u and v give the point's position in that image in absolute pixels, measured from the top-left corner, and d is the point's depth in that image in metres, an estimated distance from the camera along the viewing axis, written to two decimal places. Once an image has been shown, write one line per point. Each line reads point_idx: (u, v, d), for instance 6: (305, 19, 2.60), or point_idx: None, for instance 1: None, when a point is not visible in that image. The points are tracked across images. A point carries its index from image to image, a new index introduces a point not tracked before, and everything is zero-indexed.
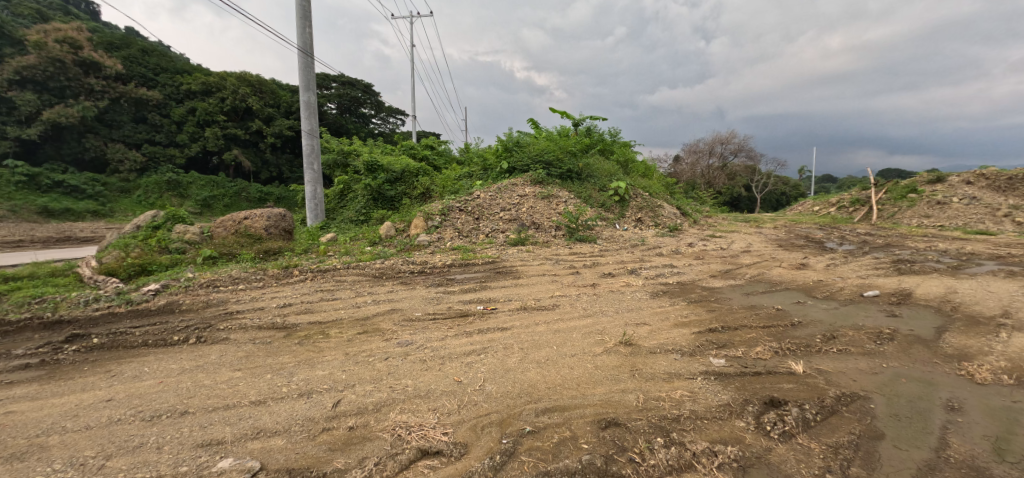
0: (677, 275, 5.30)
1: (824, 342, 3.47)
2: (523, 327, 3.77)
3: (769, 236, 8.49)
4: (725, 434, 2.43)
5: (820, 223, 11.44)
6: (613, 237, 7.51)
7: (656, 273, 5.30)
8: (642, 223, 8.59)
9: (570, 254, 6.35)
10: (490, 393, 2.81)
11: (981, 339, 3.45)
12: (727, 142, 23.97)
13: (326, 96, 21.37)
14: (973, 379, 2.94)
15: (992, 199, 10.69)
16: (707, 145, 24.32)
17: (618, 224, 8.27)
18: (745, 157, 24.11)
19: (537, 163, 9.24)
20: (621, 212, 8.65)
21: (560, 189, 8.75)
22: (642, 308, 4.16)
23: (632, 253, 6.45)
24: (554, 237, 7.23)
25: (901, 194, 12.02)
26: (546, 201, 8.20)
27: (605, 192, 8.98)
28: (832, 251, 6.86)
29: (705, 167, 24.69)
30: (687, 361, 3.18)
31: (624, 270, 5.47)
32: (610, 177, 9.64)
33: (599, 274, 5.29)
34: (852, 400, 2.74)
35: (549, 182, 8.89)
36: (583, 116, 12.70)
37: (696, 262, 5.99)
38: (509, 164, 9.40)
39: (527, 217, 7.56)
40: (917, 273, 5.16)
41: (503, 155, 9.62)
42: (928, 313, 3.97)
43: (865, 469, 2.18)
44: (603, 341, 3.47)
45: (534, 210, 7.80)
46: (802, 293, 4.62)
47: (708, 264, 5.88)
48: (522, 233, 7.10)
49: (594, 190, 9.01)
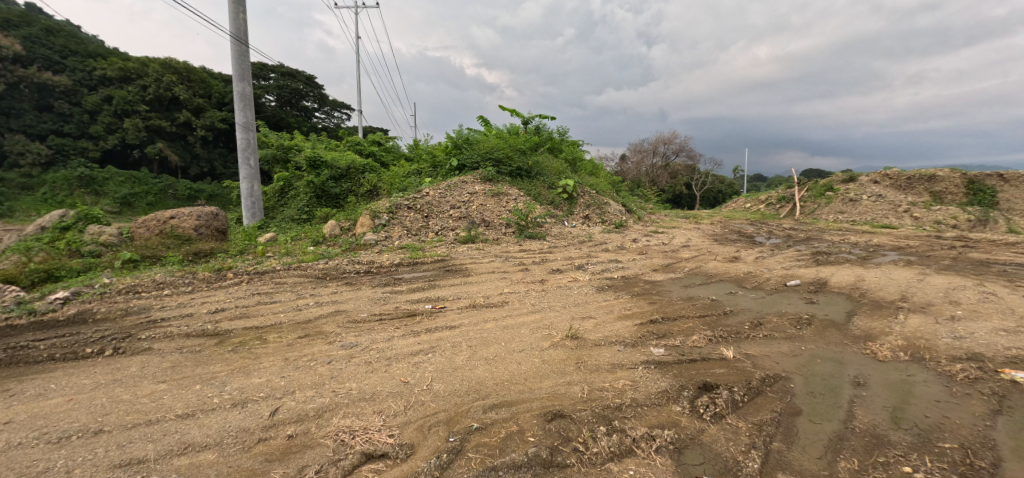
0: (622, 269, 5.49)
1: (752, 328, 3.73)
2: (472, 324, 3.73)
3: (707, 231, 9.05)
4: (663, 419, 2.57)
5: (751, 219, 12.36)
6: (562, 234, 7.66)
7: (601, 268, 5.47)
8: (588, 220, 8.82)
9: (518, 251, 6.41)
10: (438, 392, 2.78)
11: (883, 321, 3.88)
12: (669, 142, 25.26)
13: (263, 89, 20.12)
14: (875, 356, 3.30)
15: (894, 196, 11.97)
16: (651, 145, 25.57)
17: (566, 221, 8.44)
18: (685, 156, 25.57)
19: (486, 161, 9.20)
20: (569, 209, 8.86)
21: (510, 187, 8.81)
22: (588, 302, 4.27)
23: (579, 249, 6.61)
24: (504, 234, 7.27)
25: (820, 192, 13.20)
26: (496, 198, 8.22)
27: (553, 190, 9.14)
28: (761, 244, 7.40)
29: (650, 166, 25.88)
30: (629, 351, 3.30)
31: (571, 266, 5.59)
32: (559, 175, 9.80)
33: (549, 270, 5.39)
34: (775, 380, 2.99)
35: (499, 179, 8.92)
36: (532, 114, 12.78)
37: (639, 256, 6.28)
38: (458, 161, 9.30)
39: (477, 215, 7.54)
40: (832, 263, 5.72)
41: (452, 152, 9.58)
42: (840, 299, 4.40)
43: (785, 444, 2.41)
44: (550, 335, 3.52)
45: (483, 208, 7.78)
46: (734, 284, 4.96)
47: (651, 258, 6.15)
48: (471, 230, 7.07)
49: (543, 188, 9.11)
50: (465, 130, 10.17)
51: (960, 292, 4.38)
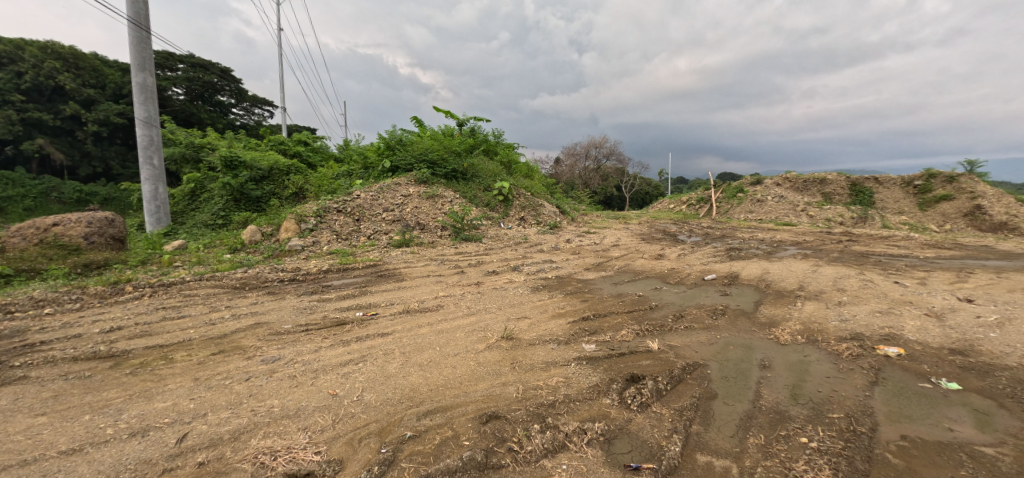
0: (556, 269, 5.65)
1: (674, 320, 4.01)
2: (405, 330, 3.64)
3: (635, 231, 9.59)
4: (594, 412, 2.68)
5: (675, 219, 13.28)
6: (498, 236, 7.72)
7: (536, 269, 5.59)
8: (524, 221, 9.00)
9: (454, 254, 6.36)
10: (369, 402, 2.68)
11: (784, 308, 4.35)
12: (600, 146, 26.55)
13: (169, 78, 17.91)
14: (778, 340, 3.69)
15: (793, 197, 13.47)
16: (583, 149, 26.79)
17: (503, 223, 8.52)
18: (615, 160, 26.97)
19: (421, 162, 9.05)
20: (505, 211, 8.97)
21: (445, 189, 8.73)
22: (523, 302, 4.34)
23: (515, 251, 6.70)
24: (440, 237, 7.19)
25: (732, 193, 14.52)
26: (431, 200, 8.10)
27: (489, 192, 9.20)
28: (682, 242, 7.98)
29: (583, 168, 27.06)
30: (563, 349, 3.40)
31: (507, 267, 5.65)
32: (495, 178, 9.89)
33: (484, 272, 5.40)
34: (694, 368, 3.23)
35: (434, 182, 8.80)
36: (467, 116, 12.76)
37: (573, 256, 6.50)
38: (391, 163, 9.05)
39: (412, 217, 7.39)
40: (743, 258, 6.32)
41: (385, 153, 9.32)
42: (749, 290, 4.87)
43: (703, 426, 2.62)
44: (485, 337, 3.53)
45: (418, 210, 7.65)
46: (659, 280, 5.30)
47: (584, 258, 6.40)
48: (406, 233, 6.91)
49: (479, 190, 9.14)
50: (398, 130, 9.92)
51: (845, 279, 5.03)
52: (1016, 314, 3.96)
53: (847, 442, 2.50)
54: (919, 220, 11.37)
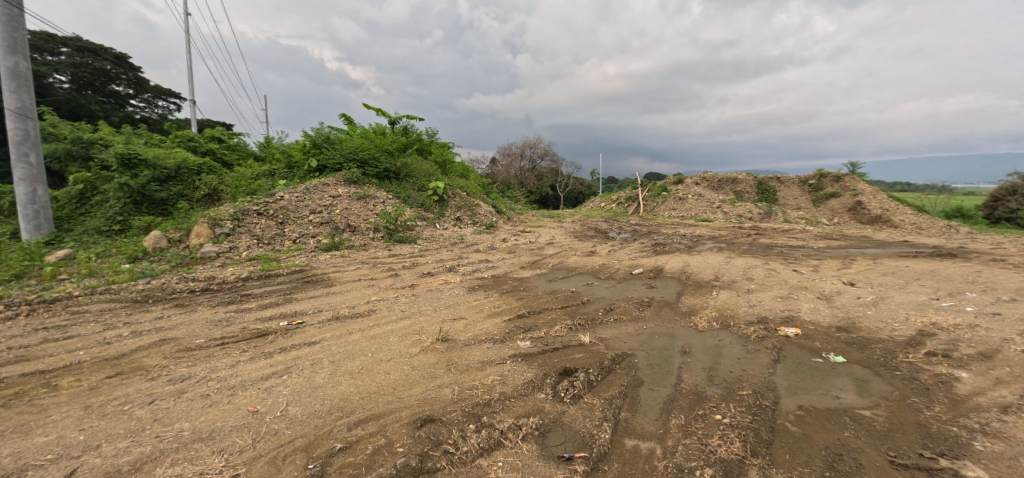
0: (492, 269, 5.71)
1: (605, 314, 4.22)
2: (335, 338, 3.48)
3: (569, 229, 9.94)
4: (529, 408, 2.75)
5: (605, 216, 13.93)
6: (434, 237, 7.63)
7: (472, 269, 5.61)
8: (460, 221, 8.99)
9: (386, 256, 6.19)
10: (294, 416, 2.54)
11: (702, 297, 4.75)
12: (535, 146, 27.07)
13: (49, 64, 15.41)
14: (697, 327, 4.02)
15: (710, 195, 14.68)
16: (518, 149, 27.12)
17: (438, 224, 8.44)
18: (550, 160, 27.64)
19: (350, 162, 8.70)
20: (441, 211, 8.88)
21: (377, 189, 8.46)
22: (459, 303, 4.34)
23: (451, 251, 6.67)
24: (372, 239, 6.96)
25: (657, 192, 15.52)
26: (362, 201, 7.82)
27: (424, 192, 9.06)
28: (612, 239, 8.40)
29: (518, 168, 27.44)
30: (498, 347, 3.44)
31: (443, 268, 5.61)
32: (429, 178, 9.75)
33: (419, 274, 5.32)
34: (623, 358, 3.42)
35: (365, 182, 8.49)
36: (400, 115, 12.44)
37: (509, 255, 6.60)
38: (318, 162, 8.60)
39: (342, 219, 7.08)
40: (667, 252, 6.79)
41: (311, 151, 8.82)
42: (672, 283, 5.25)
43: (631, 412, 2.78)
44: (420, 340, 3.48)
45: (348, 212, 7.34)
46: (591, 276, 5.54)
47: (519, 256, 6.52)
48: (335, 236, 6.61)
49: (413, 190, 8.96)
50: (326, 127, 9.43)
51: (753, 269, 5.60)
52: (886, 293, 4.66)
53: (754, 416, 2.78)
54: (812, 215, 12.92)
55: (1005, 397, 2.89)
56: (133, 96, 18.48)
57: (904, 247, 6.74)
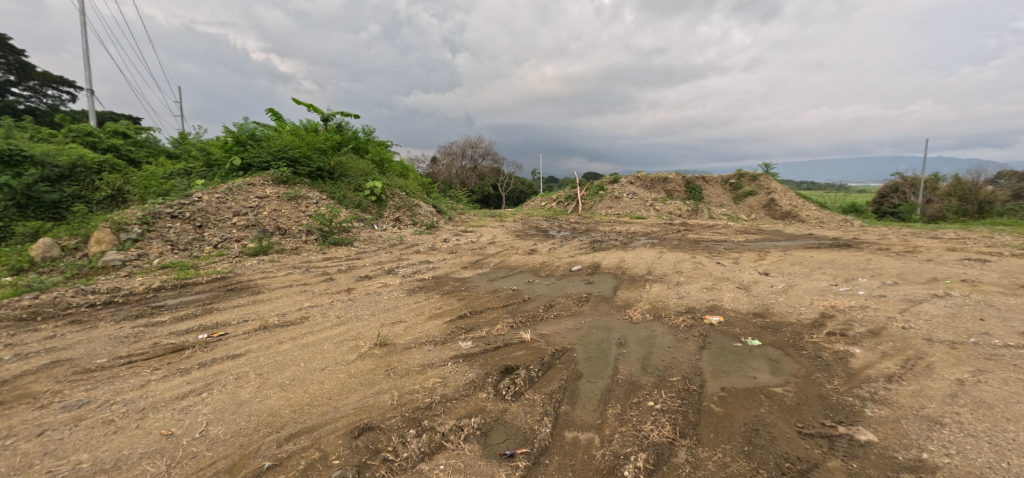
0: (432, 270, 5.64)
1: (545, 310, 4.33)
2: (262, 349, 3.27)
3: (510, 228, 10.05)
4: (471, 408, 2.75)
5: (546, 215, 14.24)
6: (372, 239, 7.40)
7: (412, 270, 5.52)
8: (399, 222, 8.80)
9: (320, 260, 5.91)
10: (216, 437, 2.36)
11: (636, 290, 5.01)
12: (476, 146, 26.98)
13: None
14: (631, 319, 4.23)
15: (644, 193, 15.50)
16: (459, 148, 26.85)
17: (377, 224, 8.16)
18: (491, 160, 27.67)
19: (279, 160, 8.21)
20: (379, 212, 8.63)
21: (309, 189, 8.05)
22: (398, 306, 4.25)
23: (390, 253, 6.50)
24: (304, 242, 6.62)
25: (595, 191, 16.12)
26: (293, 202, 7.40)
27: (360, 192, 8.75)
28: (552, 237, 8.60)
29: (460, 168, 27.15)
30: (439, 349, 3.41)
31: (381, 271, 5.46)
32: (366, 177, 9.43)
33: (356, 277, 5.14)
34: (563, 353, 3.53)
35: (296, 182, 8.04)
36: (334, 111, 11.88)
37: (450, 255, 6.56)
38: (242, 160, 8.02)
39: (270, 222, 6.66)
40: (604, 249, 7.08)
41: (234, 149, 8.20)
42: (609, 278, 5.49)
43: (570, 405, 2.88)
44: (357, 347, 3.36)
45: (277, 213, 6.92)
46: (532, 273, 5.65)
47: (461, 256, 6.50)
48: (262, 240, 6.21)
49: (348, 190, 8.63)
50: (251, 122, 8.72)
51: (682, 263, 5.99)
52: (795, 281, 5.19)
53: (683, 400, 2.99)
54: (733, 211, 14.05)
55: (890, 368, 3.32)
56: (13, 83, 15.86)
57: (807, 239, 7.55)
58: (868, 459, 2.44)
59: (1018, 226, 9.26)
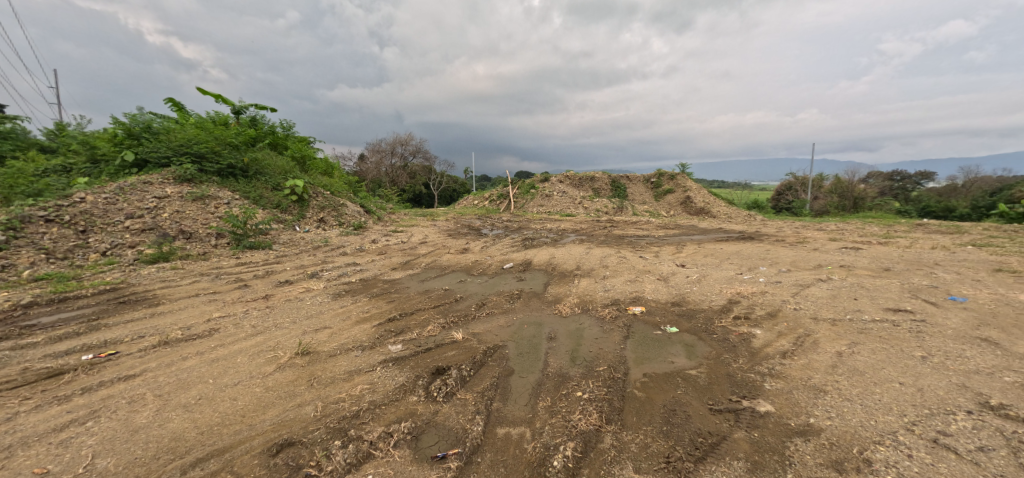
0: (360, 272, 5.45)
1: (477, 309, 4.37)
2: (163, 368, 2.97)
3: (442, 227, 9.96)
4: (401, 413, 2.71)
5: (478, 214, 14.29)
6: (293, 241, 6.98)
7: (338, 274, 5.29)
8: (324, 223, 8.38)
9: (233, 265, 5.46)
10: (106, 470, 2.13)
11: (566, 285, 5.22)
12: (406, 143, 26.29)
13: None
14: (561, 314, 4.41)
15: (573, 192, 16.10)
16: (389, 146, 25.97)
17: (297, 226, 7.74)
18: (422, 158, 27.11)
19: (181, 156, 7.44)
20: (301, 212, 8.16)
21: (219, 188, 7.38)
22: (322, 312, 4.06)
23: (313, 256, 6.17)
24: (214, 247, 6.08)
25: (526, 190, 16.45)
26: (199, 202, 6.76)
27: (279, 191, 8.20)
28: (485, 236, 8.66)
29: (389, 166, 26.22)
30: (367, 355, 3.32)
31: (303, 275, 5.17)
32: (285, 175, 8.84)
33: (274, 283, 4.82)
34: (495, 350, 3.59)
35: (203, 180, 7.33)
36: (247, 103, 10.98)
37: (379, 257, 6.37)
38: (136, 155, 7.16)
39: (171, 225, 6.02)
40: (535, 246, 7.28)
41: (126, 143, 7.31)
42: (540, 274, 5.66)
43: (502, 401, 2.94)
44: (275, 357, 3.17)
45: (181, 216, 6.29)
46: (464, 273, 5.67)
47: (391, 257, 6.35)
48: (163, 245, 5.60)
49: (265, 189, 8.03)
50: (145, 113, 7.93)
51: (608, 257, 6.34)
52: (707, 271, 5.70)
53: (609, 388, 3.17)
54: (655, 208, 15.05)
55: (784, 345, 3.77)
56: None
57: (717, 233, 8.32)
58: (767, 427, 2.73)
59: (880, 219, 10.79)
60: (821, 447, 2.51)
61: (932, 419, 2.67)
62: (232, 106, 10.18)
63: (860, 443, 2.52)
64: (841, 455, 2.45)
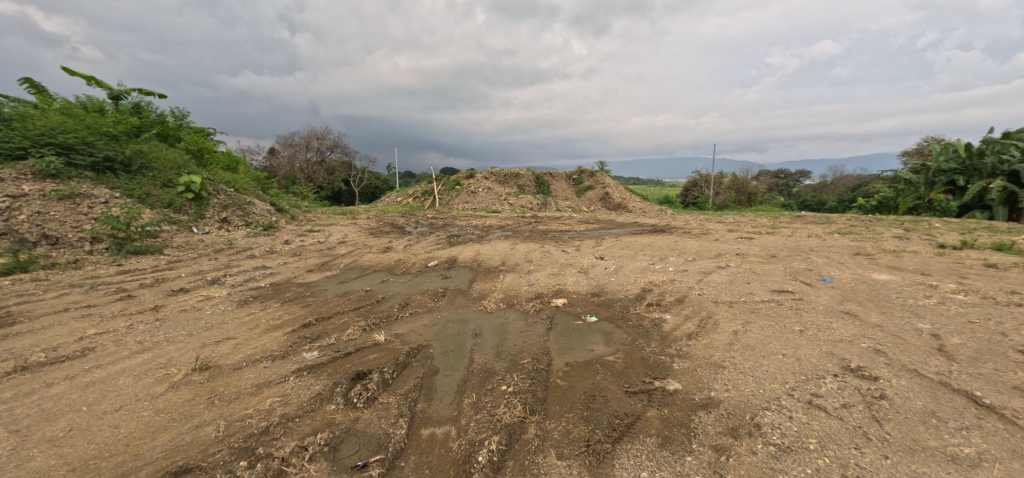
0: (270, 276, 5.10)
1: (400, 309, 4.31)
2: (21, 399, 2.58)
3: (363, 226, 9.59)
4: (317, 423, 2.61)
5: (401, 211, 13.94)
6: (189, 244, 6.32)
7: (244, 279, 4.90)
8: (227, 223, 7.68)
9: (113, 274, 4.83)
10: None
11: (491, 281, 5.32)
12: (322, 137, 24.84)
13: None
14: (487, 310, 4.49)
15: (497, 188, 16.32)
16: (303, 139, 24.33)
17: (195, 227, 7.04)
18: (341, 153, 25.77)
19: (41, 146, 6.36)
20: (199, 212, 7.40)
21: (94, 185, 6.44)
22: (226, 321, 3.75)
23: (214, 260, 5.63)
24: (87, 253, 5.31)
25: (451, 186, 16.35)
26: (67, 202, 5.85)
27: (171, 188, 7.35)
28: (409, 234, 8.50)
29: (304, 161, 24.57)
30: (279, 365, 3.14)
31: (203, 281, 4.72)
32: (179, 170, 7.94)
33: (167, 292, 4.35)
34: (419, 351, 3.57)
35: (72, 175, 6.35)
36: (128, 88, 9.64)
37: (293, 259, 5.99)
38: None
39: (28, 230, 5.15)
40: (460, 243, 7.31)
41: None
42: (466, 271, 5.70)
43: (427, 402, 2.95)
44: (168, 375, 2.89)
45: (41, 218, 5.40)
46: (386, 272, 5.54)
47: (306, 259, 6.01)
48: (18, 253, 4.78)
49: (153, 186, 7.16)
50: None
51: (532, 252, 6.55)
52: (624, 263, 6.14)
53: (533, 379, 3.30)
54: (577, 204, 15.77)
55: (691, 328, 4.19)
56: None
57: (632, 226, 8.95)
58: (675, 403, 3.01)
59: (769, 212, 12.11)
60: (721, 417, 2.80)
61: (808, 384, 3.06)
62: (108, 90, 8.88)
63: (752, 410, 2.83)
64: (737, 422, 2.74)
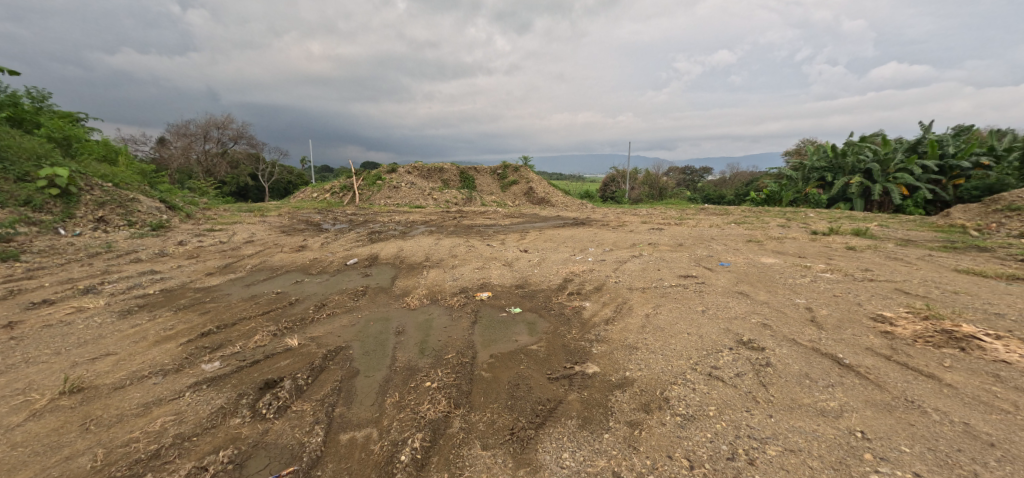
0: (160, 281, 4.59)
1: (316, 311, 4.13)
2: None
3: (273, 224, 8.91)
4: (220, 440, 2.46)
5: (318, 208, 13.12)
6: (53, 248, 5.44)
7: (127, 286, 4.36)
8: (104, 223, 6.71)
9: None
10: None
11: (414, 277, 5.28)
12: (223, 127, 22.46)
13: None
14: (410, 306, 4.47)
15: (421, 183, 15.97)
16: (199, 129, 21.79)
17: (61, 228, 6.07)
18: (246, 144, 23.49)
19: None
20: (66, 210, 6.38)
21: None
22: (104, 335, 3.33)
23: (87, 266, 4.92)
24: None
25: (372, 181, 15.69)
26: None
27: (25, 182, 6.23)
28: (326, 231, 8.08)
29: (201, 153, 22.02)
30: (172, 380, 2.88)
31: (72, 291, 4.12)
32: (37, 160, 6.74)
33: (23, 306, 3.74)
34: (337, 353, 3.47)
35: None
36: None
37: (189, 262, 5.42)
38: None
39: None
40: (381, 240, 7.11)
41: None
42: (388, 268, 5.59)
43: (346, 405, 2.89)
44: (27, 404, 2.52)
45: None
46: (300, 272, 5.25)
47: (205, 261, 5.48)
48: None
49: (1, 179, 6.03)
50: None
51: (457, 247, 6.59)
52: (547, 255, 6.41)
53: (457, 373, 3.38)
54: (503, 199, 16.00)
55: (608, 313, 4.52)
56: None
57: (555, 220, 9.33)
58: (593, 385, 3.26)
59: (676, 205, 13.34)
60: (635, 394, 3.08)
61: (708, 358, 3.47)
62: None
63: (661, 386, 3.15)
64: (648, 398, 3.03)
